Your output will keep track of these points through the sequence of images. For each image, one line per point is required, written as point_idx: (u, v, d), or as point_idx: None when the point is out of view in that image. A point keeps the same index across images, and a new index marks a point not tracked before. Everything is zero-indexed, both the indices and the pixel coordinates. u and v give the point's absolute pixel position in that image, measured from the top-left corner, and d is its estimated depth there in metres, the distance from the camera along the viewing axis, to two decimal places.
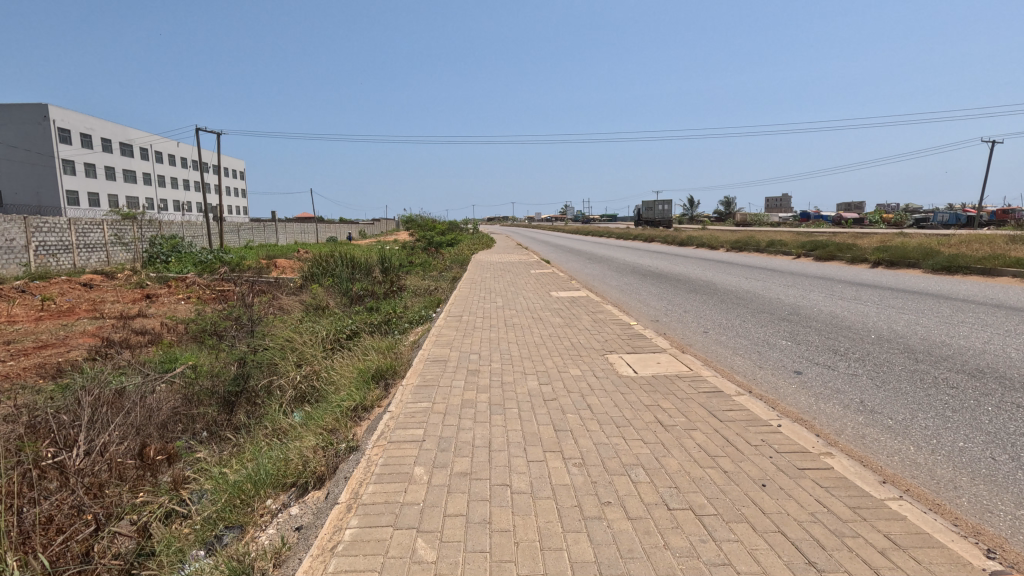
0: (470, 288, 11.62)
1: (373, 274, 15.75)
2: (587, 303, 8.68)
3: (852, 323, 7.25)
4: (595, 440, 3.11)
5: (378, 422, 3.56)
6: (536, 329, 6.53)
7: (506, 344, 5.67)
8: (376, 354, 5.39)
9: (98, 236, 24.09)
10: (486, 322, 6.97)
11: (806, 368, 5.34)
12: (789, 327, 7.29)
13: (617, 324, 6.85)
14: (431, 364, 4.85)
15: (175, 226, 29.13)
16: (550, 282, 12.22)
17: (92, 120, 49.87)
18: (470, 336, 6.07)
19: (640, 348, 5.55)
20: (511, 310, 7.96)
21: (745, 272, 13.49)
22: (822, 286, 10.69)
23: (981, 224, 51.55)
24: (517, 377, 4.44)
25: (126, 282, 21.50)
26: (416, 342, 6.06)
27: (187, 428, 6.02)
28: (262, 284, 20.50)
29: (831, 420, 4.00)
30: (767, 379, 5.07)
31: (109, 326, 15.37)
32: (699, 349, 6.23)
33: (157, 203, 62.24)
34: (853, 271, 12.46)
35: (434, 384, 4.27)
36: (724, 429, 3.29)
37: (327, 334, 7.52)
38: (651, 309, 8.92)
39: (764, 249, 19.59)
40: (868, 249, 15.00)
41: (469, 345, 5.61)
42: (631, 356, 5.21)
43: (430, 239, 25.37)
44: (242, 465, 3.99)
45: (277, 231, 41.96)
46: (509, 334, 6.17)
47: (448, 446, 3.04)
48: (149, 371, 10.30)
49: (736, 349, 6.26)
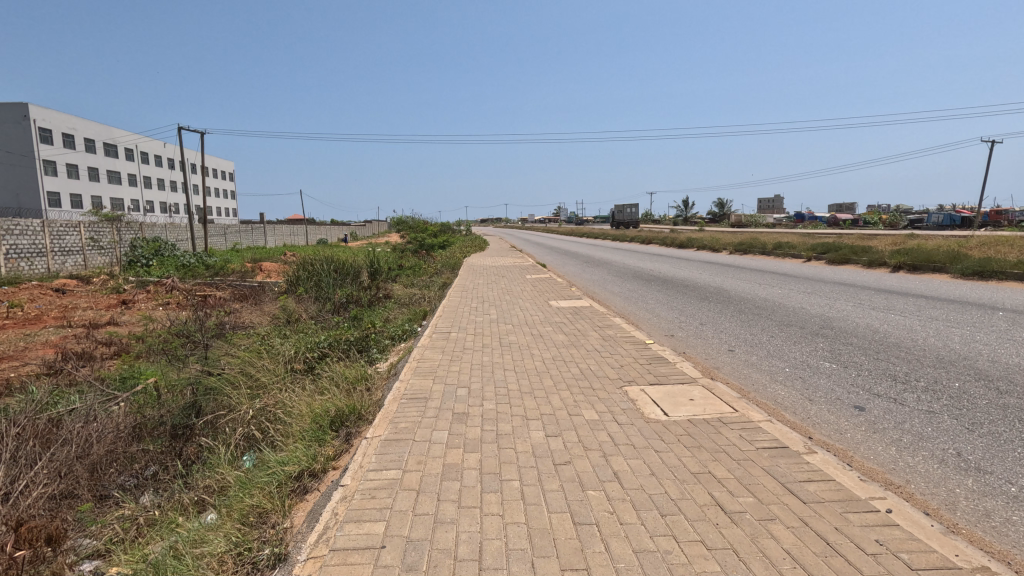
0: (461, 296, 10.59)
1: (360, 279, 14.69)
2: (592, 316, 7.68)
3: (900, 340, 6.27)
4: (634, 546, 2.12)
5: (323, 508, 2.55)
6: (536, 351, 5.52)
7: (502, 373, 4.65)
8: (342, 389, 4.39)
9: (74, 239, 22.82)
10: (477, 342, 5.95)
11: (868, 403, 4.36)
12: (828, 344, 6.31)
13: (631, 343, 5.87)
14: (406, 405, 3.83)
15: (157, 228, 27.86)
16: (548, 289, 11.26)
17: (74, 119, 48.33)
18: (458, 361, 5.07)
19: (665, 377, 4.55)
20: (507, 325, 6.95)
21: (755, 278, 12.58)
22: (846, 293, 9.76)
23: (978, 224, 51.09)
24: (517, 425, 3.42)
25: (102, 287, 20.26)
26: (394, 372, 5.04)
27: (122, 473, 4.95)
28: (244, 289, 19.38)
29: (934, 486, 3.01)
30: (824, 419, 4.08)
31: (74, 336, 14.20)
32: (731, 375, 5.24)
33: (143, 204, 60.63)
34: (875, 276, 11.55)
35: (406, 438, 3.26)
36: (818, 521, 2.29)
37: (294, 355, 6.48)
38: (664, 322, 7.94)
39: (771, 252, 18.67)
40: (886, 252, 14.10)
41: (458, 375, 4.59)
42: (657, 392, 4.19)
43: (421, 241, 24.31)
44: (147, 553, 2.96)
45: (266, 233, 40.65)
46: (505, 359, 5.16)
47: (418, 561, 2.04)
48: (105, 388, 9.22)
49: (772, 375, 5.27)
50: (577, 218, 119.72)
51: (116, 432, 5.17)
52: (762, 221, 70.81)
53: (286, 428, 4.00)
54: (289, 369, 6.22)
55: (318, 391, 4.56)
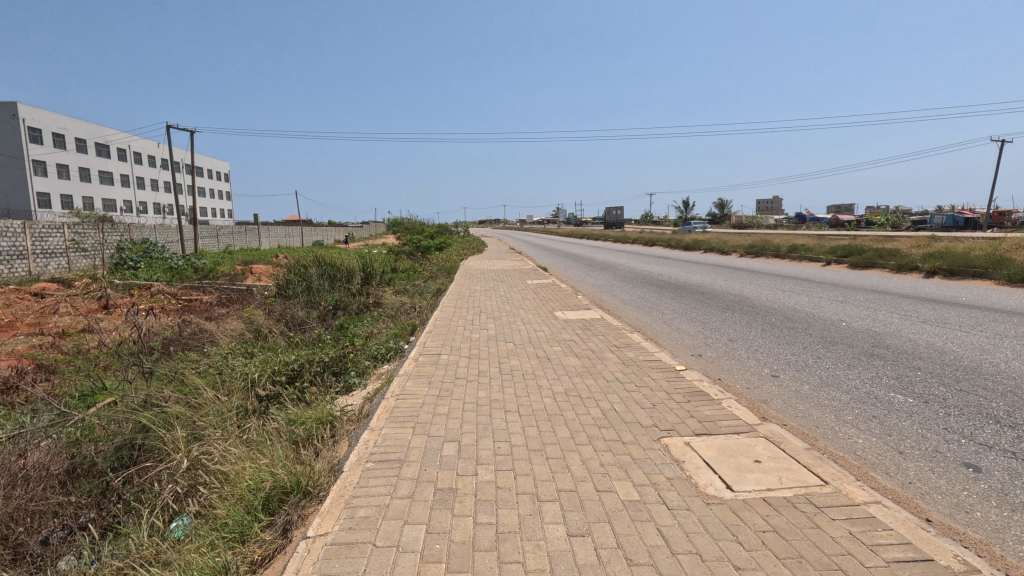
0: (456, 306, 9.58)
1: (350, 284, 13.67)
2: (607, 332, 6.66)
3: (977, 364, 5.25)
4: None
5: None
6: (544, 382, 4.46)
7: (502, 417, 3.63)
8: (296, 449, 3.36)
9: (57, 241, 21.74)
10: (472, 369, 4.89)
11: (982, 460, 3.33)
12: (890, 370, 5.27)
13: (659, 370, 4.83)
14: (371, 475, 2.79)
15: (146, 230, 26.83)
16: (553, 297, 10.25)
17: (64, 117, 47.15)
18: (447, 398, 4.05)
19: (713, 427, 3.50)
20: (508, 345, 5.88)
21: (778, 284, 11.55)
22: (885, 304, 8.74)
23: (987, 225, 50.19)
24: (524, 515, 2.40)
25: (86, 291, 19.10)
26: (366, 414, 3.98)
27: None
28: (231, 294, 18.26)
29: None
30: (933, 487, 3.04)
31: (45, 344, 13.17)
32: (787, 416, 4.21)
33: (136, 204, 59.41)
34: (909, 282, 10.54)
35: (364, 541, 2.21)
36: None
37: (258, 380, 5.44)
38: (688, 338, 6.92)
39: (786, 255, 17.66)
40: (915, 255, 13.08)
41: (445, 422, 3.53)
42: (709, 449, 3.17)
43: (417, 244, 23.25)
44: None
45: (260, 235, 39.47)
46: (506, 395, 4.10)
47: None
48: (56, 406, 8.20)
49: (837, 413, 4.24)
50: (577, 221, 119.03)
51: (40, 471, 4.07)
52: (764, 223, 70.16)
53: (214, 508, 2.94)
54: (249, 399, 5.16)
55: (270, 443, 3.51)
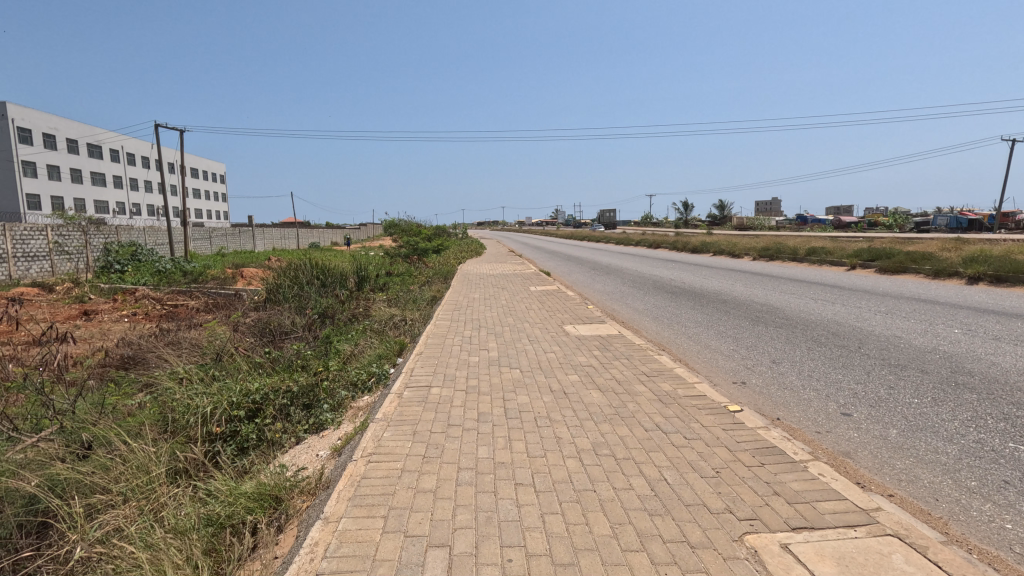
0: (453, 318, 8.57)
1: (340, 289, 12.57)
2: (631, 353, 5.63)
3: None
4: None
5: None
6: (564, 433, 3.40)
7: (512, 497, 2.59)
8: (209, 565, 2.34)
9: (40, 244, 20.58)
10: (471, 411, 3.83)
11: None
12: (990, 407, 4.23)
13: (709, 413, 3.79)
14: None
15: (134, 231, 25.71)
16: (561, 307, 9.21)
17: (54, 116, 45.91)
18: (434, 460, 3.01)
19: (814, 516, 2.43)
20: (513, 374, 4.81)
21: (806, 291, 10.52)
22: (941, 315, 7.69)
23: (993, 226, 49.50)
24: None
25: (64, 295, 17.89)
26: (325, 484, 2.95)
27: None
28: (218, 298, 17.19)
29: None
30: None
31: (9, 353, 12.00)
32: (887, 480, 3.18)
33: (130, 207, 58.20)
34: (952, 290, 9.55)
35: None
36: None
37: (208, 417, 4.40)
38: (723, 360, 5.90)
39: (804, 259, 16.65)
40: (951, 259, 12.08)
41: (429, 507, 2.50)
42: (824, 559, 2.13)
43: (415, 245, 22.19)
44: None
45: (254, 236, 38.31)
46: (515, 456, 3.05)
47: None
48: None
49: (953, 477, 3.19)
50: (576, 221, 118.13)
51: None
52: (766, 224, 69.48)
53: None
54: (191, 446, 4.12)
55: (181, 548, 2.46)
